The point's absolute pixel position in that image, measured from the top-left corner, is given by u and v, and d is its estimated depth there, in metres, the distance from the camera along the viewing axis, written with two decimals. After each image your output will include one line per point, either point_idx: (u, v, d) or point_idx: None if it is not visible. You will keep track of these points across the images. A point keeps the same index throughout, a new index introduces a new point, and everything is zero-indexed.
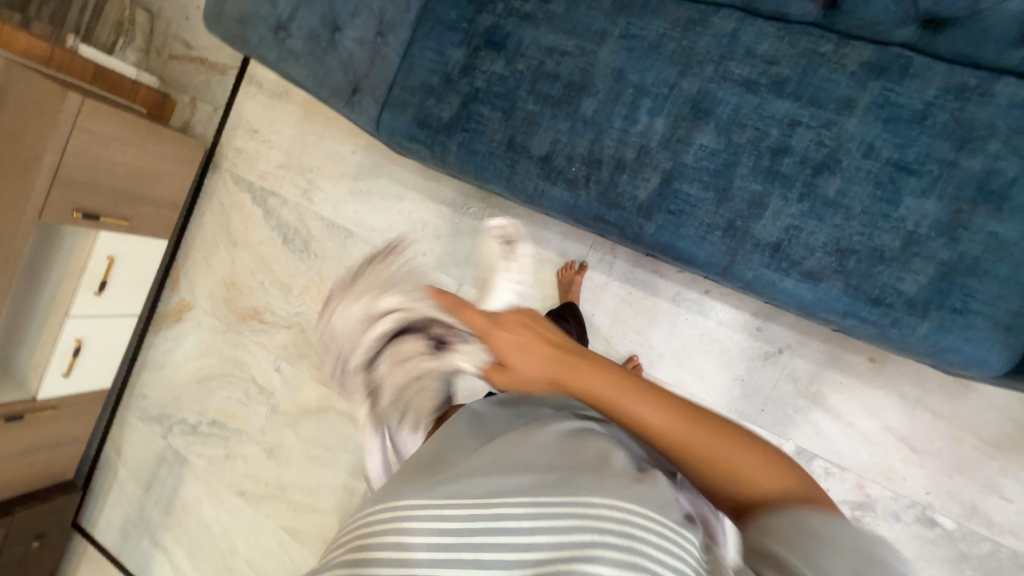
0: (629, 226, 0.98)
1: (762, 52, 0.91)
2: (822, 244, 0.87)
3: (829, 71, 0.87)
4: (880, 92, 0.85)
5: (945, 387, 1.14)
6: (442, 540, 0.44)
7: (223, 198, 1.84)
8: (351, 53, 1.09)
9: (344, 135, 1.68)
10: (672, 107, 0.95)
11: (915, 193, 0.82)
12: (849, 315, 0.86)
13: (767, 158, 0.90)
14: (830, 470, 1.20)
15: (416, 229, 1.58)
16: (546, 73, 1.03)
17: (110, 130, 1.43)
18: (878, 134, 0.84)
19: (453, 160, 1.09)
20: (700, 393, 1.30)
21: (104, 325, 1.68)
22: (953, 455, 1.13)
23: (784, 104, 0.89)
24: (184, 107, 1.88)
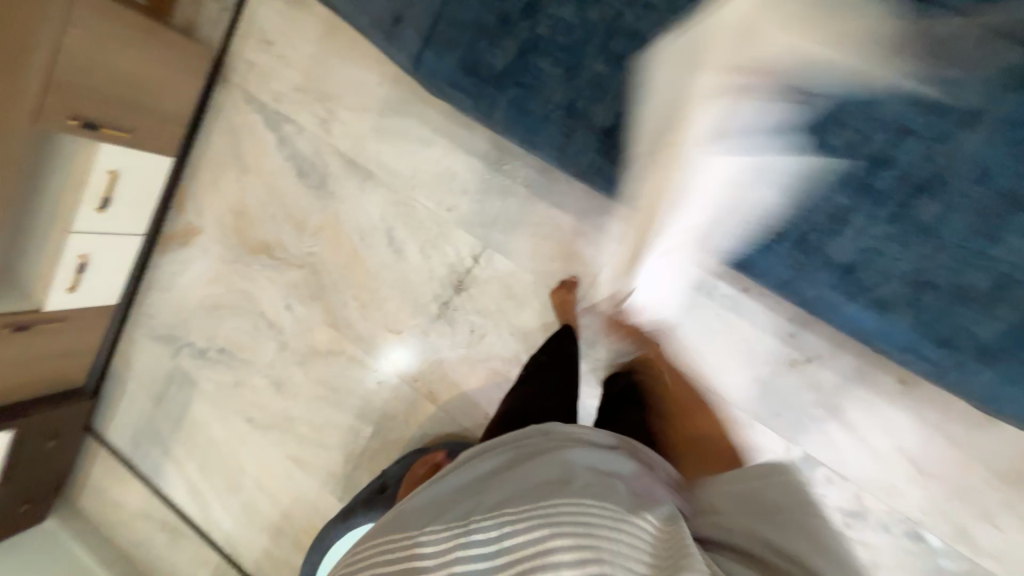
0: (689, 222, 0.90)
1: (889, 37, 0.76)
2: (902, 273, 0.79)
3: (961, 74, 0.74)
4: (1015, 108, 0.73)
5: (969, 417, 1.13)
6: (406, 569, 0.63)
7: (232, 116, 1.68)
8: None
9: (370, 61, 1.49)
10: (765, 91, 0.82)
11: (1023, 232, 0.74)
12: (909, 350, 0.82)
13: (862, 169, 0.80)
14: (831, 478, 1.23)
15: (443, 180, 1.46)
16: (623, 29, 0.87)
17: (108, 27, 1.25)
18: (999, 157, 0.74)
19: (501, 118, 0.98)
20: (717, 389, 1.28)
21: (108, 242, 1.61)
22: (958, 481, 1.15)
23: (898, 106, 0.77)
24: (188, 2, 1.65)
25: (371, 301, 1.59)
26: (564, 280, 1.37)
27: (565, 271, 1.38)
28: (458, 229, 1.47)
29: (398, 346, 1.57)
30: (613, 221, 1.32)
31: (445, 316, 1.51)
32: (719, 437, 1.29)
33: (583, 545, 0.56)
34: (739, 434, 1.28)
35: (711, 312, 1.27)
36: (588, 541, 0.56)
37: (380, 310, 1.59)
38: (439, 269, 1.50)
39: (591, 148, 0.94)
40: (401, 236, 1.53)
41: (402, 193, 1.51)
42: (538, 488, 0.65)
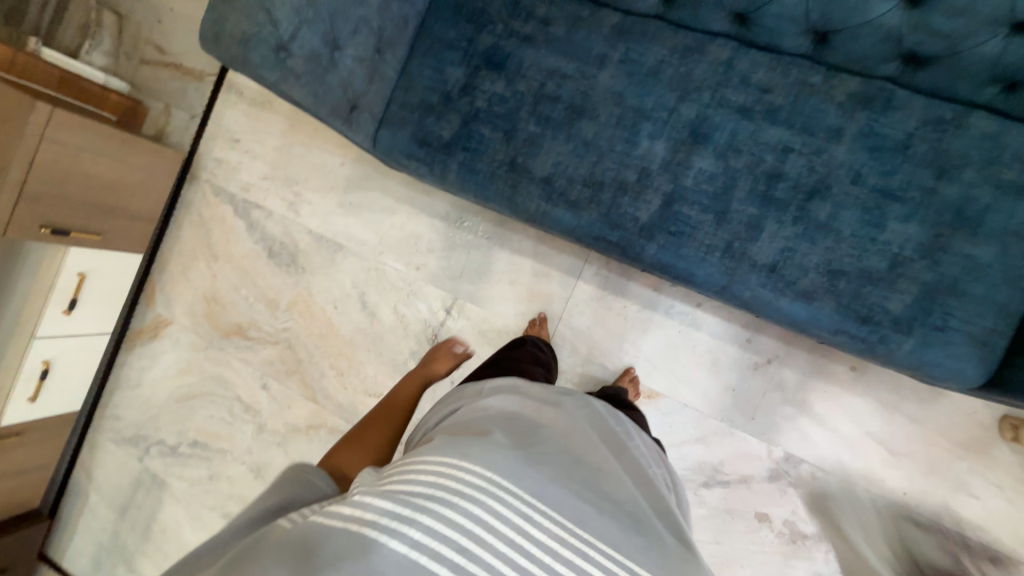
0: (631, 246, 1.00)
1: (756, 80, 0.94)
2: (815, 265, 0.91)
3: (819, 102, 0.91)
4: (866, 122, 0.90)
5: (919, 394, 1.22)
6: (453, 522, 0.54)
7: (202, 209, 1.76)
8: (351, 71, 1.03)
9: (332, 147, 1.64)
10: (671, 131, 0.98)
11: (899, 218, 0.88)
12: (840, 332, 0.91)
13: (763, 183, 0.93)
14: (816, 474, 1.26)
15: (409, 242, 1.56)
16: (547, 95, 1.04)
17: (82, 142, 1.35)
18: (864, 162, 0.89)
19: (454, 178, 1.09)
20: (692, 402, 1.34)
21: (74, 345, 1.59)
22: (926, 456, 1.21)
23: (778, 131, 0.93)
24: (158, 113, 1.80)
25: (349, 368, 1.60)
26: (533, 318, 1.44)
27: (534, 311, 1.45)
28: (428, 286, 1.54)
29: None
30: (570, 259, 1.43)
31: None
32: (702, 450, 1.32)
33: None
34: (722, 444, 1.32)
35: (672, 328, 1.36)
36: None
37: (358, 376, 1.59)
38: (413, 326, 1.55)
39: (534, 196, 1.04)
40: (374, 300, 1.59)
41: (371, 259, 1.59)
42: (637, 515, 0.64)
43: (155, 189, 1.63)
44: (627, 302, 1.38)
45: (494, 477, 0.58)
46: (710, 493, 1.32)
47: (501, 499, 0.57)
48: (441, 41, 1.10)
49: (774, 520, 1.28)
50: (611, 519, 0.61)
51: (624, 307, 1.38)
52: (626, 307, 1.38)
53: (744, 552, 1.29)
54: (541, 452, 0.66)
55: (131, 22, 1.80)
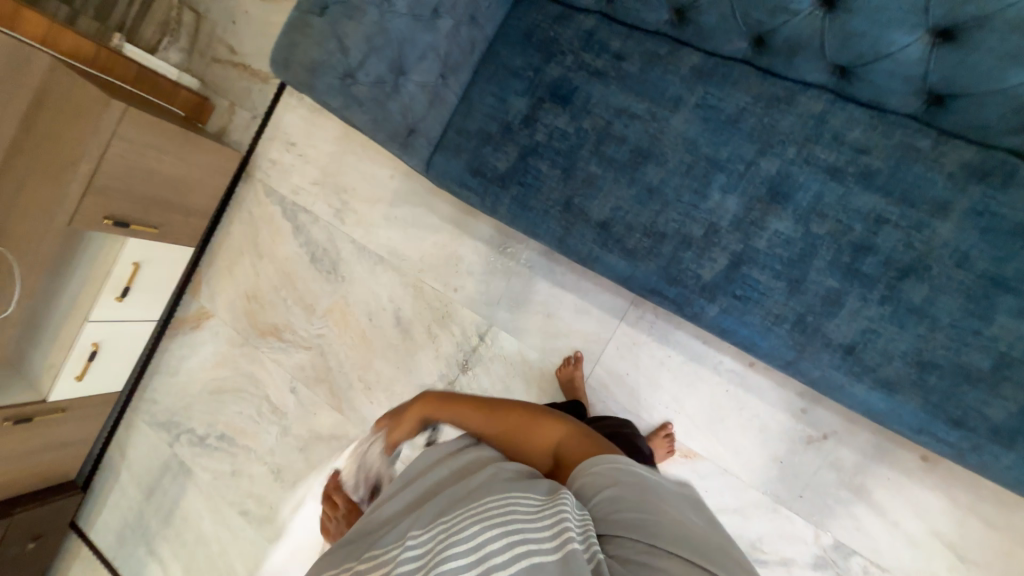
0: (689, 305, 0.93)
1: (851, 139, 0.85)
2: (902, 353, 0.81)
3: (924, 170, 0.81)
4: (980, 198, 0.79)
5: (1001, 497, 1.07)
6: None
7: (252, 209, 1.80)
8: (412, 96, 1.00)
9: (383, 159, 1.63)
10: (747, 186, 0.90)
11: (1012, 312, 0.76)
12: (924, 432, 0.80)
13: (847, 255, 0.84)
14: (868, 569, 1.14)
15: (449, 262, 1.53)
16: (613, 135, 0.98)
17: (149, 138, 1.40)
18: (974, 243, 0.79)
19: (505, 212, 1.05)
20: (734, 468, 1.24)
21: (122, 330, 1.64)
22: (1003, 569, 1.06)
23: (872, 198, 0.83)
24: (222, 111, 1.85)
25: (376, 382, 1.59)
26: (570, 356, 1.38)
27: (572, 348, 1.39)
28: (465, 308, 1.51)
29: None
30: (615, 299, 1.36)
31: None
32: (740, 523, 1.22)
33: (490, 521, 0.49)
34: (762, 519, 1.21)
35: (719, 386, 1.26)
36: (501, 515, 0.49)
37: (385, 391, 1.58)
38: (445, 349, 1.52)
39: (588, 241, 0.99)
40: (408, 317, 1.57)
41: (410, 275, 1.58)
42: (460, 486, 0.57)
43: (209, 185, 1.67)
44: (672, 352, 1.30)
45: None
46: None
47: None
48: (507, 68, 1.06)
49: None
50: (449, 495, 0.56)
51: (667, 356, 1.30)
52: (671, 357, 1.30)
53: None
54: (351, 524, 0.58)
55: (206, 21, 1.87)
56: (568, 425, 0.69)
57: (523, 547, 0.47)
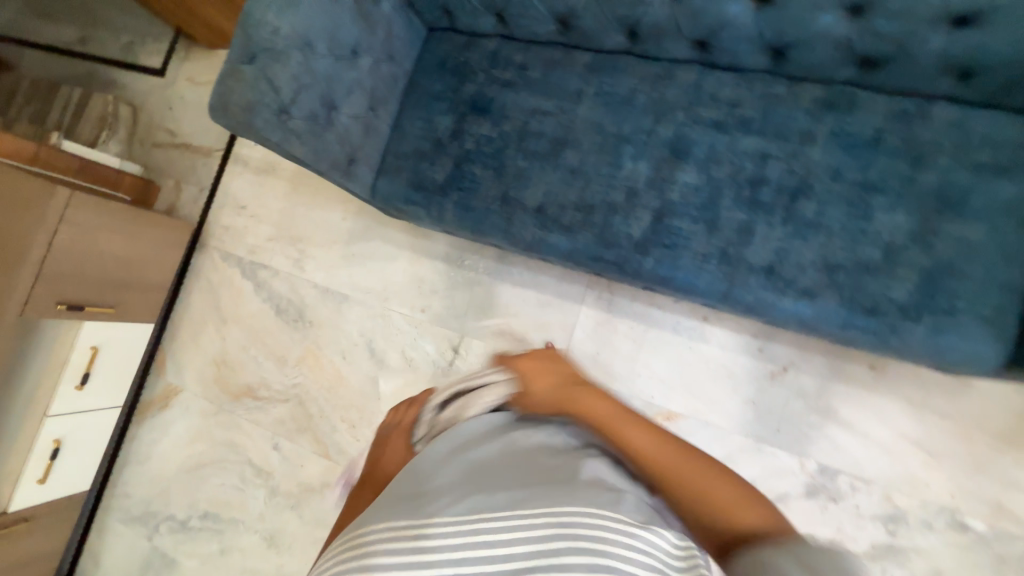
0: (629, 263, 1.02)
1: (725, 97, 1.00)
2: (811, 262, 0.92)
3: (787, 110, 0.97)
4: (835, 123, 0.94)
5: (946, 386, 1.17)
6: (390, 550, 0.52)
7: (211, 276, 1.82)
8: (347, 128, 1.07)
9: (334, 204, 1.72)
10: (652, 151, 1.03)
11: (885, 208, 0.90)
12: (849, 326, 0.90)
13: (747, 190, 0.97)
14: (855, 485, 1.19)
15: (413, 286, 1.59)
16: (531, 132, 1.10)
17: (97, 220, 1.43)
18: (841, 160, 0.93)
19: (451, 217, 1.13)
20: (714, 419, 1.29)
21: (85, 421, 1.58)
22: (968, 453, 1.14)
23: (753, 140, 0.98)
24: (168, 191, 1.90)
25: (360, 418, 1.58)
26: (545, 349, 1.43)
27: (542, 340, 1.45)
28: (435, 326, 1.55)
29: None
30: (572, 286, 1.45)
31: None
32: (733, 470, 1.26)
33: (596, 548, 0.52)
34: (751, 461, 1.26)
35: (682, 345, 1.34)
36: (603, 540, 0.53)
37: (370, 426, 1.56)
38: (423, 369, 1.54)
39: (529, 226, 1.08)
40: (381, 346, 1.59)
41: (376, 306, 1.62)
42: (559, 481, 0.60)
43: (157, 259, 1.66)
44: (634, 323, 1.38)
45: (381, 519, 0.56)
46: None
47: (388, 534, 0.54)
48: (428, 94, 1.18)
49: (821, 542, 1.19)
50: (553, 488, 0.59)
51: (631, 327, 1.38)
52: (634, 328, 1.38)
53: None
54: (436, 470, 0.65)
55: (144, 111, 1.96)
56: (736, 485, 0.69)
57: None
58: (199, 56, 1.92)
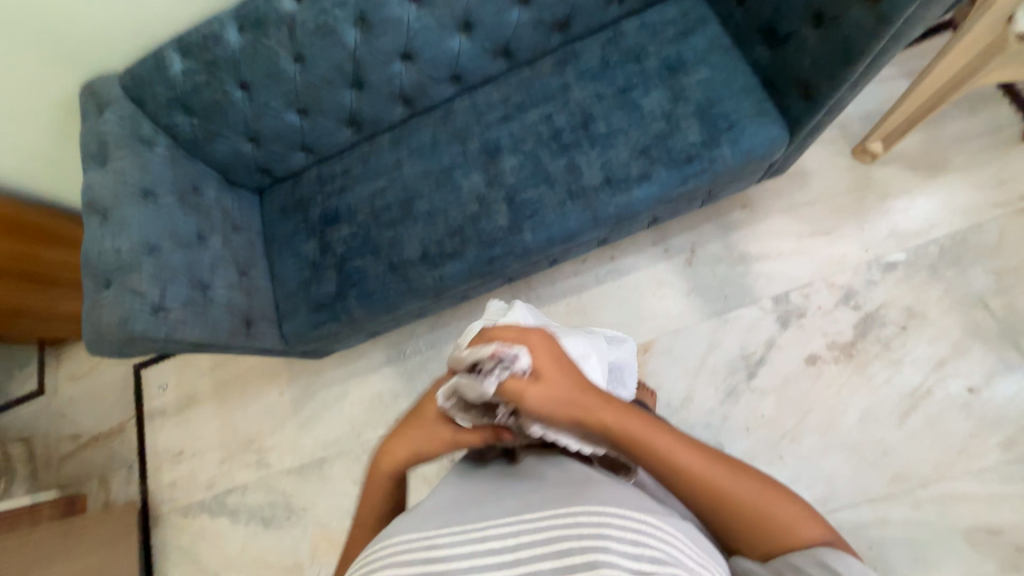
0: (515, 246, 1.16)
1: (497, 100, 1.24)
2: (629, 156, 1.12)
3: (540, 82, 1.22)
4: (575, 70, 1.21)
5: (797, 182, 1.40)
6: (414, 553, 0.45)
7: (180, 541, 1.63)
8: (228, 297, 1.13)
9: (264, 388, 1.69)
10: (475, 163, 1.22)
11: (644, 94, 1.14)
12: (686, 178, 1.09)
13: (554, 144, 1.17)
14: (806, 292, 1.32)
15: (376, 405, 1.57)
16: (381, 208, 1.25)
17: (26, 557, 1.32)
18: (595, 87, 1.18)
19: (360, 311, 1.21)
20: (678, 323, 1.38)
21: None
22: (848, 215, 1.34)
23: (534, 112, 1.21)
24: (96, 491, 1.74)
25: None
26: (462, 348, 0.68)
27: None
28: None
29: None
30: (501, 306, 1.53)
31: None
32: (722, 352, 1.34)
33: (635, 529, 0.44)
34: (728, 334, 1.34)
35: (613, 287, 1.45)
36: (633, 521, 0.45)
37: None
38: None
39: (425, 273, 1.19)
40: None
41: (356, 448, 1.55)
42: (569, 482, 0.53)
43: (90, 567, 1.44)
44: (567, 299, 1.47)
45: (393, 532, 0.49)
46: (760, 376, 1.30)
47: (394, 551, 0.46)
48: (285, 235, 1.29)
49: (822, 353, 1.28)
50: (579, 491, 0.50)
51: (568, 303, 1.46)
52: (570, 302, 1.46)
53: (832, 397, 1.25)
54: (447, 495, 0.56)
55: (37, 436, 1.84)
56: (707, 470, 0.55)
57: (653, 557, 0.43)
58: (71, 352, 1.90)
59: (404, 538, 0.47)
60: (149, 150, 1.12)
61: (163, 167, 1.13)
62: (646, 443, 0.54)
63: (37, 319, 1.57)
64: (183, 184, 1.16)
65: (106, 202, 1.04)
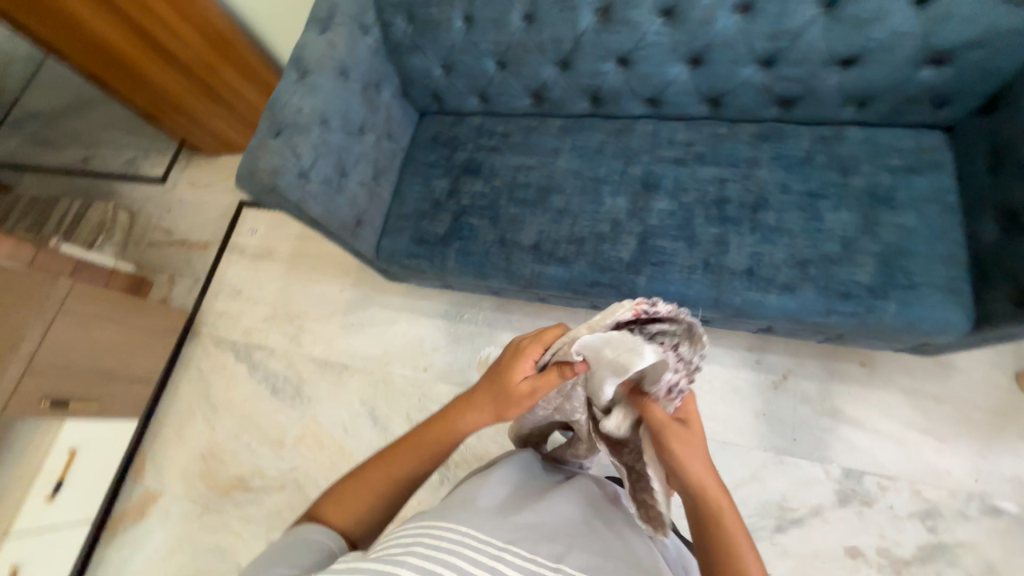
0: (623, 283, 1.12)
1: (679, 139, 1.20)
2: (783, 260, 1.04)
3: (731, 144, 1.16)
4: (773, 150, 1.13)
5: (934, 371, 1.25)
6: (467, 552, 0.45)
7: (201, 363, 1.78)
8: (355, 193, 1.18)
9: (330, 279, 1.78)
10: (627, 187, 1.18)
11: (831, 209, 1.05)
12: (831, 311, 1.00)
13: (714, 209, 1.11)
14: (883, 484, 1.19)
15: (414, 347, 1.61)
16: (519, 183, 1.25)
17: (93, 309, 1.47)
18: (785, 176, 1.10)
19: (453, 265, 1.22)
20: (732, 438, 1.29)
21: (47, 539, 1.41)
22: (972, 434, 1.18)
23: (709, 169, 1.15)
24: (161, 285, 1.93)
25: None
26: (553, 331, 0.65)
27: None
28: (439, 384, 1.54)
29: None
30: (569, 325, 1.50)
31: (448, 477, 1.43)
32: (761, 489, 1.24)
33: None
34: (776, 476, 1.24)
35: None
36: None
37: None
38: None
39: (528, 262, 1.18)
40: (386, 412, 1.55)
41: (378, 373, 1.60)
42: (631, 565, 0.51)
43: (126, 343, 1.58)
44: None
45: (460, 522, 0.49)
46: (788, 536, 1.19)
47: (445, 538, 0.46)
48: (424, 163, 1.33)
49: (867, 552, 1.15)
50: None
51: None
52: None
53: None
54: (493, 493, 0.57)
55: (141, 215, 2.06)
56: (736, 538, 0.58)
57: None
58: (200, 163, 2.10)
59: (456, 529, 0.48)
60: (361, 36, 1.19)
61: (364, 55, 1.20)
62: (730, 549, 0.57)
63: (183, 119, 1.77)
64: (370, 78, 1.22)
65: (309, 64, 1.11)
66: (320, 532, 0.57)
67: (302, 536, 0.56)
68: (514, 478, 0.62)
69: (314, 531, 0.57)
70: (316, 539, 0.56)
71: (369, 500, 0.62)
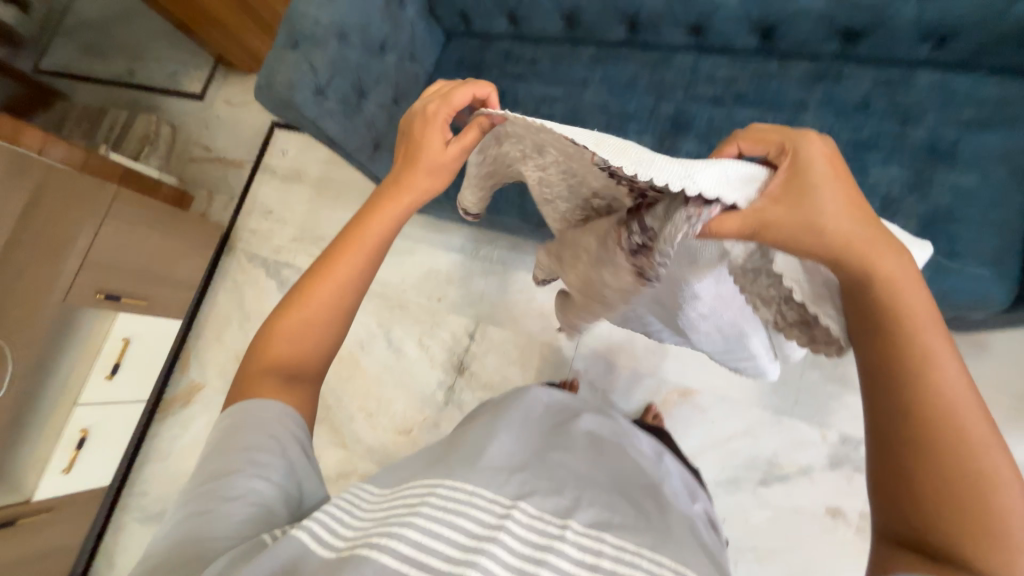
0: None
1: (721, 75, 1.09)
2: None
3: (778, 83, 1.04)
4: (825, 92, 1.01)
5: (962, 351, 1.18)
6: (479, 504, 0.53)
7: (237, 276, 1.91)
8: (374, 115, 1.17)
9: (354, 205, 1.82)
10: (655, 126, 1.11)
11: (879, 163, 0.95)
12: None
13: None
14: None
15: (429, 277, 1.65)
16: (542, 115, 1.19)
17: (138, 216, 1.58)
18: (833, 123, 0.99)
19: None
20: (730, 394, 1.30)
21: (109, 413, 1.64)
22: None
23: (748, 111, 1.05)
24: (201, 200, 2.04)
25: (378, 407, 1.60)
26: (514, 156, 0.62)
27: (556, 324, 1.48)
28: (450, 314, 1.60)
29: (409, 448, 1.53)
30: None
31: (452, 400, 1.53)
32: (751, 444, 1.26)
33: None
34: (770, 435, 1.25)
35: None
36: None
37: (392, 419, 1.58)
38: (439, 356, 1.58)
39: None
40: (399, 336, 1.64)
41: (394, 299, 1.67)
42: (634, 511, 0.58)
43: (169, 251, 1.71)
44: None
45: (464, 480, 0.56)
46: (769, 490, 1.23)
47: (457, 491, 0.54)
48: None
49: (847, 514, 1.17)
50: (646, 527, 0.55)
51: None
52: None
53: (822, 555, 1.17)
54: (494, 445, 0.64)
55: (182, 130, 2.13)
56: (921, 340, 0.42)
57: None
58: (235, 79, 2.11)
59: (463, 486, 0.55)
60: None
61: None
62: (926, 360, 0.41)
63: (218, 32, 1.76)
64: None
65: None
66: (262, 407, 0.58)
67: (255, 415, 0.57)
68: (516, 431, 0.69)
69: (265, 406, 0.58)
70: (269, 408, 0.58)
71: (293, 340, 0.61)
